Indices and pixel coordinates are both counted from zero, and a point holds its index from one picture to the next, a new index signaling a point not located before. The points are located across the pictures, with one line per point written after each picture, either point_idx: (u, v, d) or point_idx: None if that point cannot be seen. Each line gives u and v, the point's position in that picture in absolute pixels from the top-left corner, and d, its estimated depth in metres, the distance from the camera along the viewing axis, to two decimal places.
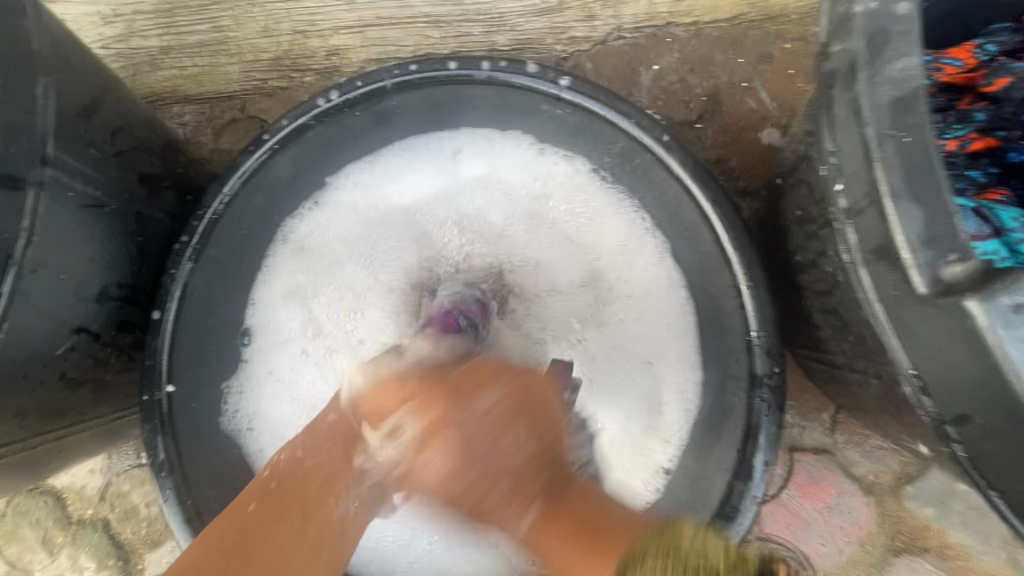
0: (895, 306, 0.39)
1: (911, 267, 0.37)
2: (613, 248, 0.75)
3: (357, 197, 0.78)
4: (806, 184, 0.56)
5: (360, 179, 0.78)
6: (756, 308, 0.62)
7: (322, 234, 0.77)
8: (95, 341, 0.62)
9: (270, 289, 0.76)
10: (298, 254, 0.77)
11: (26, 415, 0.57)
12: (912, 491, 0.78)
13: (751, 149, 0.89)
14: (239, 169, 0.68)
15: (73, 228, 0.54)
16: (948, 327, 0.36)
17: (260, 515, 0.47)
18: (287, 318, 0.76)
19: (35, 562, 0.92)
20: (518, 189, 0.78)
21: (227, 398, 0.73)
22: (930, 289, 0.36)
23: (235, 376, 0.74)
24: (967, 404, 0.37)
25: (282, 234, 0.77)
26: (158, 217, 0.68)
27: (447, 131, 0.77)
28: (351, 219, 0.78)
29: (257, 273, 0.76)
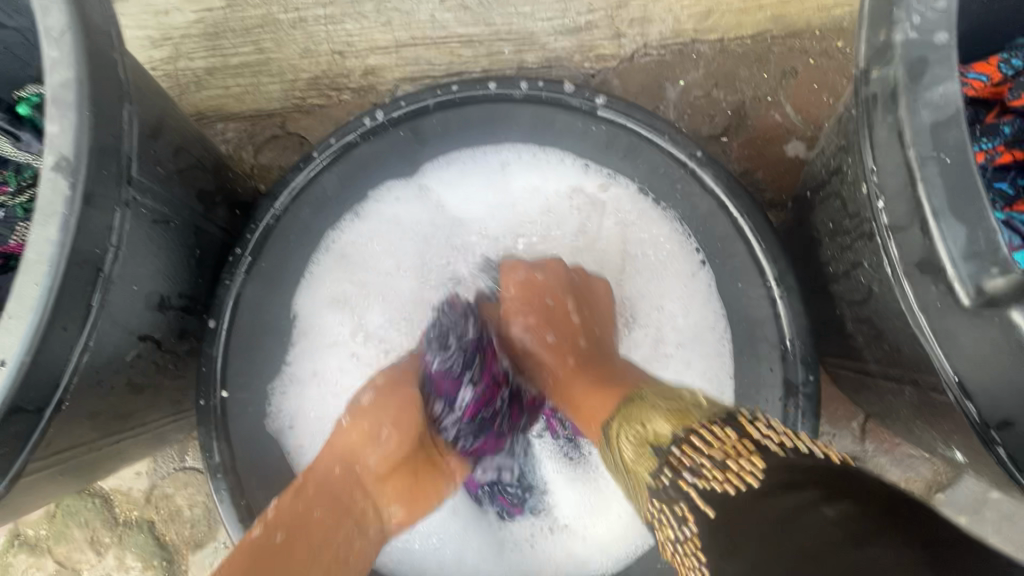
0: (938, 315, 0.41)
1: (954, 279, 0.39)
2: (655, 265, 0.77)
3: (398, 211, 0.81)
4: (839, 198, 0.59)
5: (405, 195, 0.81)
6: (789, 318, 0.65)
7: (367, 245, 0.81)
8: (157, 348, 0.65)
9: (312, 296, 0.79)
10: (346, 260, 0.80)
11: (97, 419, 0.60)
12: (944, 499, 0.79)
13: (776, 161, 0.91)
14: (290, 185, 0.71)
15: (144, 243, 0.57)
16: (995, 333, 0.39)
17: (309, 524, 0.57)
18: (336, 322, 0.79)
19: (83, 562, 0.95)
20: (553, 203, 0.81)
21: (271, 398, 0.75)
22: (974, 300, 0.39)
23: (277, 378, 0.76)
24: (1011, 406, 0.40)
25: (331, 238, 0.79)
26: (213, 231, 0.73)
27: (494, 140, 0.79)
28: (387, 234, 0.81)
29: (301, 280, 0.78)
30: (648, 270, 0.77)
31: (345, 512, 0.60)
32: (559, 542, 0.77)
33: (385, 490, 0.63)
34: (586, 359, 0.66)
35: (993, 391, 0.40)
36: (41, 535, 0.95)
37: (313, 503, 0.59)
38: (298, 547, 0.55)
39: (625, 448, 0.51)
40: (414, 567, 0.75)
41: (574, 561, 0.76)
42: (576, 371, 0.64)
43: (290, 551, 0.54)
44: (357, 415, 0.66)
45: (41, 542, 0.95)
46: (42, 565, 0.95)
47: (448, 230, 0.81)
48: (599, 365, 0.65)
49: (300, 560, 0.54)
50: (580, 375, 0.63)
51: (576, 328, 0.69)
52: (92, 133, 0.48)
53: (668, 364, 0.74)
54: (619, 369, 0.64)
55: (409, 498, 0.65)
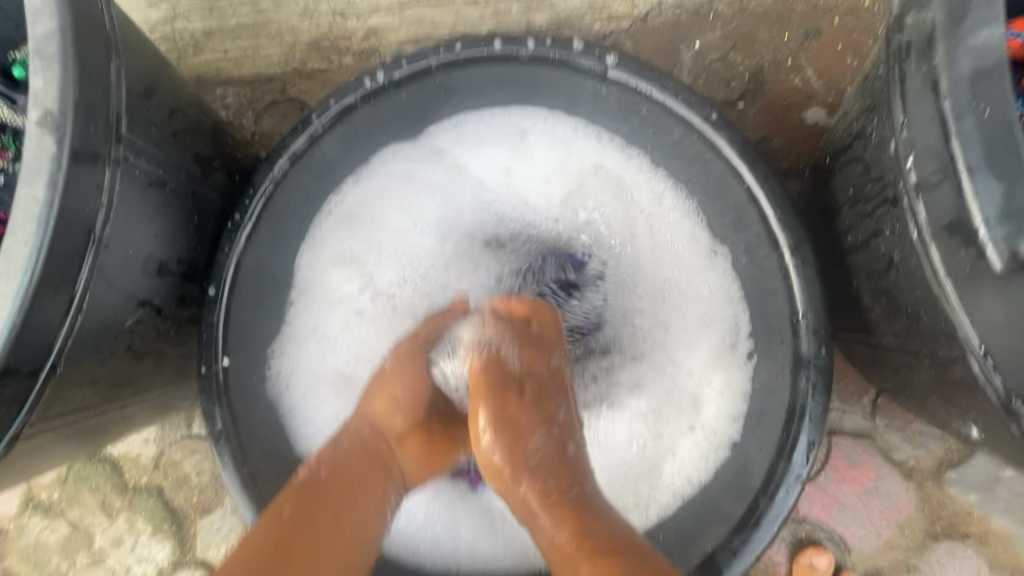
0: (966, 281, 0.40)
1: (987, 242, 0.37)
2: (675, 240, 0.72)
3: (407, 169, 0.77)
4: (861, 163, 0.56)
5: (416, 156, 0.77)
6: (804, 289, 0.63)
7: (375, 204, 0.77)
8: (157, 314, 0.65)
9: (316, 256, 0.76)
10: (353, 218, 0.77)
11: (98, 384, 0.59)
12: (954, 476, 0.78)
13: (795, 128, 0.87)
14: (290, 149, 0.69)
15: (139, 205, 0.56)
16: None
17: (324, 488, 0.58)
18: (341, 280, 0.77)
19: (95, 525, 0.97)
20: (577, 172, 0.76)
21: (271, 361, 0.73)
22: (1007, 265, 0.37)
23: (276, 341, 0.74)
24: None
25: (341, 191, 0.76)
26: (211, 196, 0.71)
27: (511, 104, 0.75)
28: (399, 190, 0.77)
29: (304, 240, 0.76)
30: (665, 243, 0.73)
31: (367, 460, 0.62)
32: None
33: (404, 454, 0.64)
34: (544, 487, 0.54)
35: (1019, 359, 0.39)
36: (53, 499, 0.97)
37: (352, 452, 0.62)
38: (344, 482, 0.59)
39: None
40: (410, 538, 0.72)
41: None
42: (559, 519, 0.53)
43: (332, 491, 0.58)
44: (385, 378, 0.64)
45: (54, 505, 0.97)
46: (55, 527, 0.97)
47: (458, 196, 0.78)
48: (578, 496, 0.54)
49: (351, 485, 0.59)
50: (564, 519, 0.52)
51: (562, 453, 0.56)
52: (78, 87, 0.46)
53: (676, 331, 0.72)
54: (614, 543, 0.50)
55: (427, 459, 0.65)
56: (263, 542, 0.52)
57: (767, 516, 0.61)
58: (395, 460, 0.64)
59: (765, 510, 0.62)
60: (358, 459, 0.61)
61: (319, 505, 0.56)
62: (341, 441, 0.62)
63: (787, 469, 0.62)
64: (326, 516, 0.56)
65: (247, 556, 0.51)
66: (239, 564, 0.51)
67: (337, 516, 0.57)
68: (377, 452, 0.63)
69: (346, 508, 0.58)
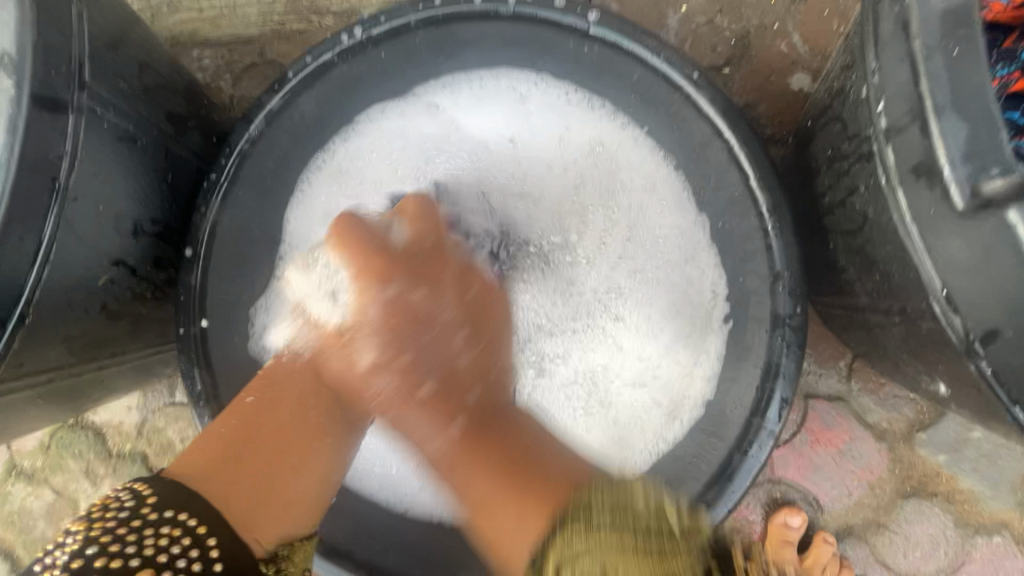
0: (928, 223, 0.41)
1: (950, 182, 0.38)
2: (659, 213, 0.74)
3: (402, 126, 0.78)
4: (839, 121, 0.56)
5: (410, 112, 0.77)
6: (780, 249, 0.62)
7: (363, 162, 0.78)
8: (132, 275, 0.64)
9: (305, 211, 0.76)
10: (342, 171, 0.77)
11: (72, 343, 0.59)
12: (924, 438, 0.80)
13: (780, 95, 0.87)
14: (266, 107, 0.68)
15: (108, 159, 0.55)
16: (987, 241, 0.38)
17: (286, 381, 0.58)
18: (326, 234, 0.76)
19: (79, 491, 0.97)
20: (570, 143, 0.77)
21: (254, 319, 0.73)
22: (969, 205, 0.37)
23: (261, 298, 0.74)
24: (999, 318, 0.40)
25: (331, 147, 0.76)
26: (186, 156, 0.69)
27: (506, 66, 0.75)
28: (391, 148, 0.78)
29: (292, 194, 0.76)
30: (650, 217, 0.75)
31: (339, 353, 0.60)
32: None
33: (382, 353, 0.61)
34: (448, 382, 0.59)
35: (978, 301, 0.40)
36: (37, 466, 0.97)
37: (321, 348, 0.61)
38: (308, 375, 0.60)
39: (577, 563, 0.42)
40: (397, 489, 0.72)
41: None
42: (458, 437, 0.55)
43: (293, 384, 0.58)
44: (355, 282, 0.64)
45: (38, 473, 0.97)
46: (39, 494, 0.97)
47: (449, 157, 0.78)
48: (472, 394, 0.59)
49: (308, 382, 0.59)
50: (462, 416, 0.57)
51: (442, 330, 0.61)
52: (37, 28, 0.47)
53: (627, 319, 0.74)
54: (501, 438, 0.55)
55: None
56: (223, 429, 0.53)
57: (738, 473, 0.61)
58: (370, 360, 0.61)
59: (738, 466, 0.61)
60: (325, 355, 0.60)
61: (280, 400, 0.57)
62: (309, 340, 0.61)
63: (760, 426, 0.62)
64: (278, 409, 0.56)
65: (205, 443, 0.52)
66: (197, 449, 0.51)
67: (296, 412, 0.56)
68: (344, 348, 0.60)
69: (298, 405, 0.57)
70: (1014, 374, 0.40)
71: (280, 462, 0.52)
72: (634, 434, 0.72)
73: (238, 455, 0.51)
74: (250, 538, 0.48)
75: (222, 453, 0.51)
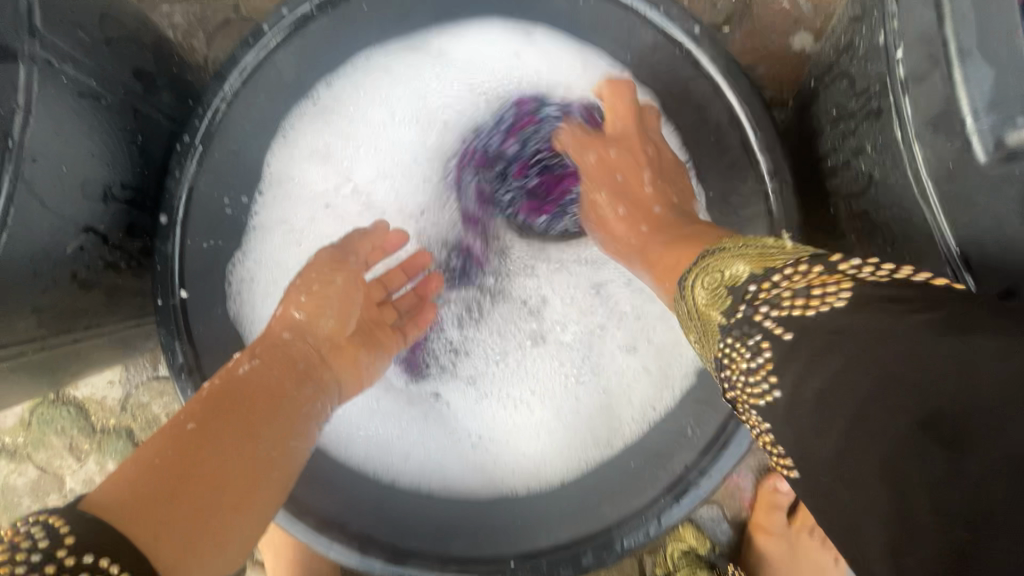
0: (948, 179, 0.40)
1: (973, 132, 0.38)
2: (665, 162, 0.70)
3: (395, 68, 0.73)
4: (847, 78, 0.53)
5: (405, 57, 0.72)
6: (780, 214, 0.60)
7: (355, 105, 0.73)
8: (103, 243, 0.61)
9: (291, 151, 0.73)
10: (326, 115, 0.73)
11: (41, 314, 0.56)
12: None
13: (780, 56, 0.83)
14: (240, 64, 0.64)
15: (67, 117, 0.52)
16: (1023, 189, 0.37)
17: (236, 398, 0.52)
18: (315, 176, 0.73)
19: (64, 467, 0.95)
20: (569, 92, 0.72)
21: (229, 278, 0.70)
22: (991, 155, 0.37)
23: (236, 261, 0.71)
24: None
25: (314, 91, 0.72)
26: (158, 117, 0.65)
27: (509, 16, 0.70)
28: (383, 88, 0.73)
29: (277, 134, 0.72)
30: None
31: (296, 379, 0.57)
32: (514, 443, 0.71)
33: (334, 362, 0.61)
34: (639, 217, 0.62)
35: None
36: (19, 443, 0.95)
37: (272, 363, 0.56)
38: (256, 398, 0.53)
39: (700, 292, 0.43)
40: (382, 455, 0.71)
41: (530, 463, 0.71)
42: (648, 236, 0.59)
43: (243, 405, 0.51)
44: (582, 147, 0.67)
45: (20, 449, 0.95)
46: (23, 471, 0.95)
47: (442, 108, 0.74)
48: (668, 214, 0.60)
49: (261, 402, 0.53)
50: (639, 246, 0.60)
51: (612, 162, 0.65)
52: None
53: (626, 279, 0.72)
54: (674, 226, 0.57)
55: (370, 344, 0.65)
56: (155, 460, 0.44)
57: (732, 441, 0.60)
58: (325, 371, 0.60)
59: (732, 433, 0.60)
60: (283, 377, 0.56)
61: (234, 409, 0.51)
62: (262, 370, 0.55)
63: None
64: (231, 419, 0.50)
65: (133, 474, 0.43)
66: (122, 482, 0.43)
67: (256, 423, 0.51)
68: (294, 365, 0.57)
69: (250, 418, 0.51)
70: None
71: (213, 489, 0.45)
72: (622, 406, 0.70)
73: (176, 491, 0.43)
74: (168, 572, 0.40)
75: (154, 474, 0.43)
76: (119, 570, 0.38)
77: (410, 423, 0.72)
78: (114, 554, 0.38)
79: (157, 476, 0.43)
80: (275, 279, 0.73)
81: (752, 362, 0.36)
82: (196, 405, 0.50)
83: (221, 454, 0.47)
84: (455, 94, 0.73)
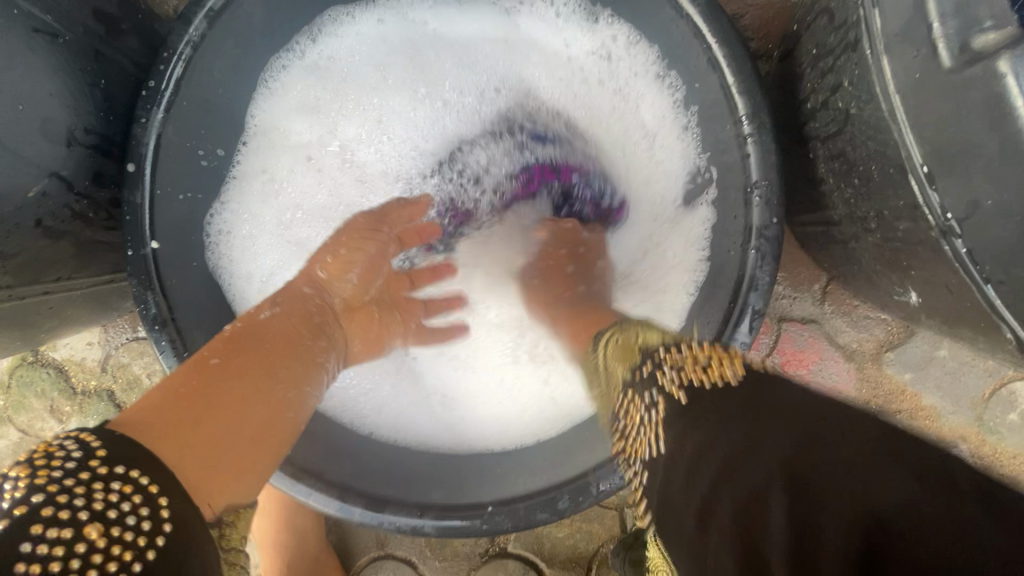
0: (914, 92, 0.40)
1: (939, 39, 0.38)
2: (650, 125, 0.72)
3: (382, 29, 0.75)
4: (827, 13, 0.52)
5: (387, 18, 0.75)
6: (758, 157, 0.59)
7: (340, 63, 0.75)
8: (68, 190, 0.59)
9: (278, 107, 0.75)
10: (318, 70, 0.75)
11: (4, 259, 0.55)
12: (892, 357, 0.81)
13: (766, 4, 0.81)
14: (205, 6, 0.61)
15: (23, 55, 0.52)
16: (974, 99, 0.37)
17: (259, 342, 0.51)
18: (300, 129, 0.76)
19: (46, 429, 0.94)
20: (556, 57, 0.75)
21: (208, 229, 0.71)
22: (957, 60, 0.37)
23: (217, 215, 0.72)
24: (979, 187, 0.38)
25: (300, 48, 0.73)
26: (122, 61, 0.63)
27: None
28: (370, 48, 0.75)
29: (261, 89, 0.74)
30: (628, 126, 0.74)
31: (309, 334, 0.56)
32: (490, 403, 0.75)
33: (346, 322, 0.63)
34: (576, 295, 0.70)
35: (959, 169, 0.39)
36: None
37: (290, 314, 0.57)
38: (277, 347, 0.52)
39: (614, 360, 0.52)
40: (363, 412, 0.73)
41: (504, 422, 0.74)
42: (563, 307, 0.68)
43: (263, 351, 0.50)
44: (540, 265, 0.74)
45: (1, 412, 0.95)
46: (4, 433, 0.95)
47: (435, 66, 0.76)
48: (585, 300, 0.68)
49: (278, 349, 0.52)
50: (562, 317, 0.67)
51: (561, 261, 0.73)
52: None
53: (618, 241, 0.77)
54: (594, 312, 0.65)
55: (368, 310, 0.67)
56: (178, 390, 0.43)
57: None
58: (333, 330, 0.60)
59: None
60: (302, 332, 0.55)
61: (253, 352, 0.50)
62: (283, 321, 0.55)
63: (732, 337, 0.59)
64: (251, 360, 0.49)
65: (157, 400, 0.42)
66: (147, 407, 0.42)
67: (272, 368, 0.50)
68: (307, 315, 0.58)
69: (268, 363, 0.50)
70: (989, 252, 0.39)
71: (236, 426, 0.44)
72: None
73: (198, 420, 0.42)
74: (198, 499, 0.40)
75: (175, 401, 0.42)
76: (148, 482, 0.37)
77: (389, 379, 0.76)
78: (141, 464, 0.37)
79: (182, 402, 0.42)
80: (251, 231, 0.74)
81: (648, 410, 0.44)
82: (215, 346, 0.49)
83: (245, 394, 0.46)
84: (445, 54, 0.76)
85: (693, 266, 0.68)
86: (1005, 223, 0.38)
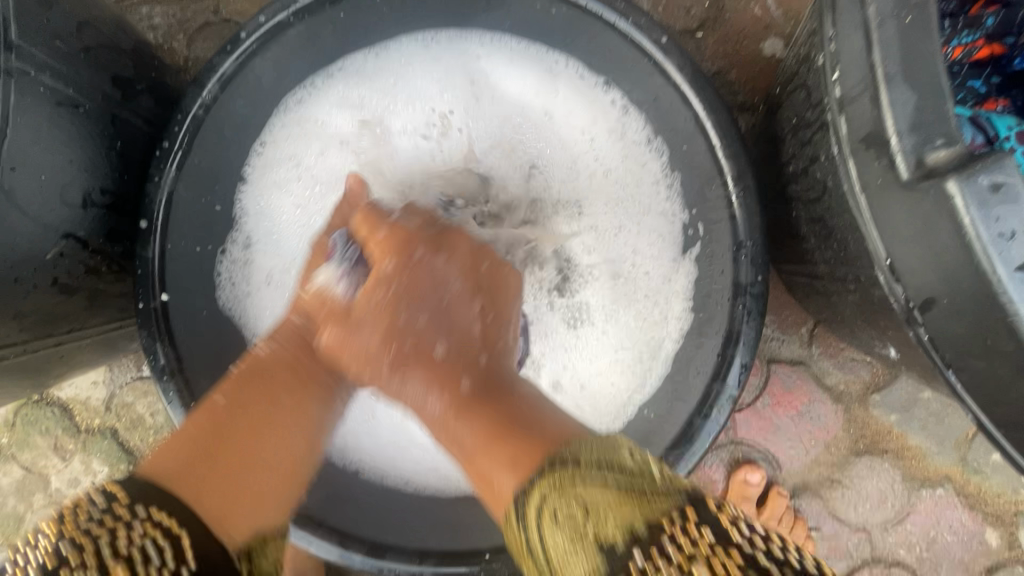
0: (876, 190, 0.43)
1: (899, 153, 0.41)
2: (651, 175, 0.73)
3: (430, 46, 0.76)
4: (804, 88, 0.55)
5: (433, 49, 0.76)
6: (744, 218, 0.62)
7: (387, 68, 0.76)
8: (83, 248, 0.62)
9: (324, 98, 0.76)
10: (366, 69, 0.76)
11: (22, 318, 0.58)
12: (878, 399, 0.83)
13: (751, 61, 0.85)
14: (218, 71, 0.64)
15: (47, 126, 0.54)
16: (926, 208, 0.40)
17: (261, 382, 0.56)
18: (340, 120, 0.76)
19: (48, 467, 0.96)
20: (574, 97, 0.76)
21: (219, 266, 0.73)
22: (915, 172, 0.40)
23: (228, 249, 0.74)
24: (935, 284, 0.42)
25: (350, 54, 0.75)
26: (137, 122, 0.66)
27: (515, 37, 0.74)
28: (422, 54, 0.76)
29: (305, 86, 0.75)
30: (627, 171, 0.75)
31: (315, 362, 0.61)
32: None
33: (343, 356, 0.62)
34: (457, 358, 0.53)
35: (919, 265, 0.42)
36: (2, 443, 0.96)
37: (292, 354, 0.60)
38: (276, 380, 0.57)
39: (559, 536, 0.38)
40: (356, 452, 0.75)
41: None
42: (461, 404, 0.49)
43: (272, 383, 0.57)
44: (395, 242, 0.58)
45: (5, 450, 0.96)
46: (8, 471, 0.96)
47: (478, 85, 0.77)
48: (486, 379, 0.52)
49: (277, 389, 0.57)
50: (469, 409, 0.48)
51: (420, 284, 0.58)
52: None
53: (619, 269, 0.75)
54: (497, 400, 0.48)
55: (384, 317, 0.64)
56: (188, 440, 0.50)
57: (695, 440, 0.62)
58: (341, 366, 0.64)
59: (698, 431, 0.62)
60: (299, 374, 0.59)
61: (258, 388, 0.56)
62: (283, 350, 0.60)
63: (721, 390, 0.61)
64: (255, 406, 0.54)
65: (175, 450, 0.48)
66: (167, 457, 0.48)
67: (269, 416, 0.55)
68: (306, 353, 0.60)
69: (268, 410, 0.55)
70: (948, 338, 0.42)
71: (259, 470, 0.52)
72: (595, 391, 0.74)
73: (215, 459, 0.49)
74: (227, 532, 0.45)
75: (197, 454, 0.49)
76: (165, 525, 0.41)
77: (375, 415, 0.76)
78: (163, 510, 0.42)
79: (204, 451, 0.49)
80: (272, 211, 0.76)
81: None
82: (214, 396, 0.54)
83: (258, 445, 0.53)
84: (477, 79, 0.77)
85: (679, 316, 0.71)
86: (957, 320, 0.41)
